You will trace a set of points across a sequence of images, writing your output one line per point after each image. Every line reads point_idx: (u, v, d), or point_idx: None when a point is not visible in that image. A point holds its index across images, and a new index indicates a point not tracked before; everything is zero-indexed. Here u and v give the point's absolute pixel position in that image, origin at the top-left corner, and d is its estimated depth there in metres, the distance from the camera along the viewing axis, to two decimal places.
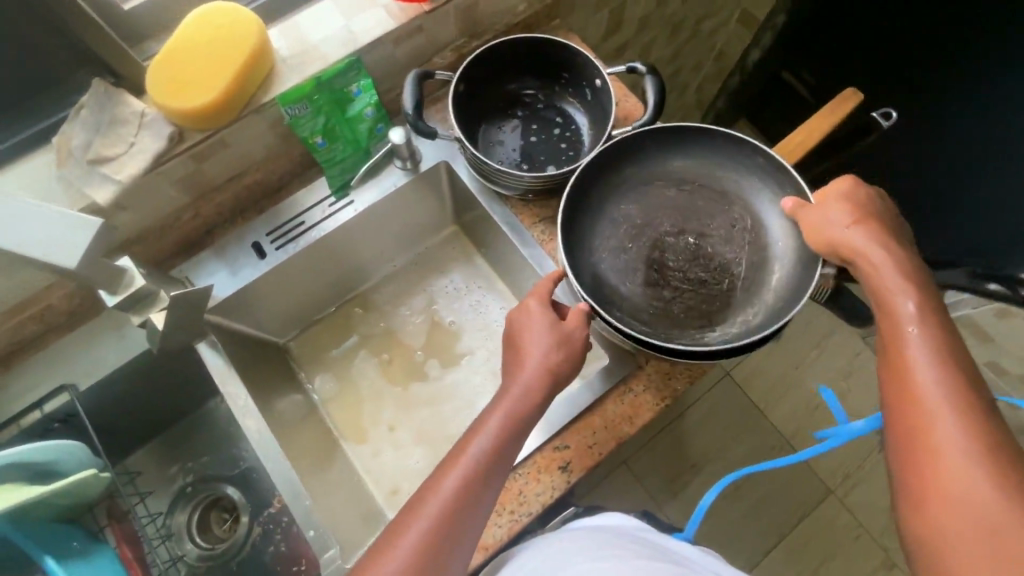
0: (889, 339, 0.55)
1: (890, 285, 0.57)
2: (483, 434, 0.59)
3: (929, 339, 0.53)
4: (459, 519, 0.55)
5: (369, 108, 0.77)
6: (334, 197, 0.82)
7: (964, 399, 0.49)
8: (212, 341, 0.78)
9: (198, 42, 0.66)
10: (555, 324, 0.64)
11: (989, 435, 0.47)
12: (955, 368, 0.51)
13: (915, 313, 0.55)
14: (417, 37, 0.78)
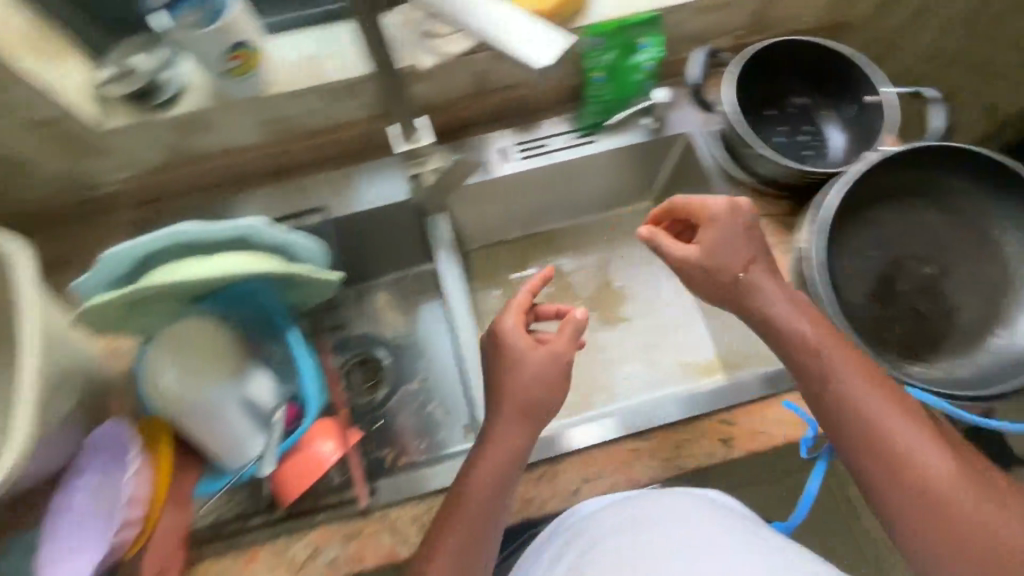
0: (846, 421, 0.59)
1: (821, 360, 0.60)
2: (482, 468, 0.63)
3: (883, 411, 0.58)
4: (480, 526, 0.62)
5: (650, 62, 0.81)
6: (579, 133, 0.89)
7: (932, 457, 0.56)
8: (441, 218, 0.86)
9: None
10: (533, 356, 0.65)
11: (960, 473, 0.55)
12: (919, 433, 0.57)
13: (865, 393, 0.58)
14: (716, 14, 0.82)
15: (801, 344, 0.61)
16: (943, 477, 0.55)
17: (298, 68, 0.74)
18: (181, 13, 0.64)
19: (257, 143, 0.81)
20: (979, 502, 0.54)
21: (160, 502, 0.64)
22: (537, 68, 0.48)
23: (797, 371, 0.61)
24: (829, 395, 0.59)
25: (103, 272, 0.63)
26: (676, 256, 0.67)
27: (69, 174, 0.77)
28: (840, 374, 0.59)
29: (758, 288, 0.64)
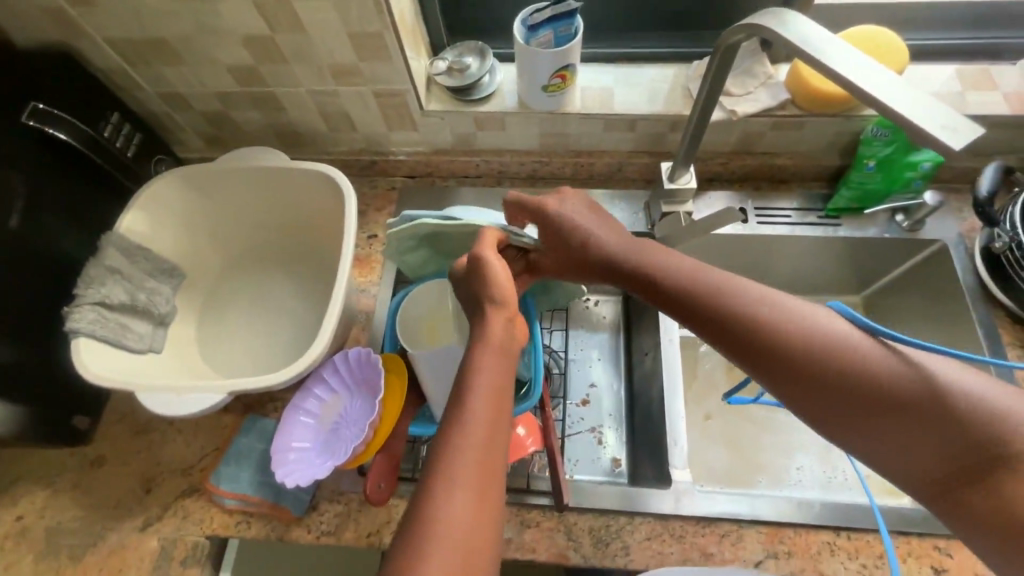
0: (782, 378, 0.52)
1: (686, 292, 0.58)
2: (478, 376, 0.52)
3: (805, 333, 0.52)
4: (493, 453, 0.48)
5: (928, 163, 0.80)
6: (823, 213, 0.89)
7: (859, 355, 0.50)
8: None
9: (863, 44, 0.76)
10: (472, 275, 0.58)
11: (859, 341, 0.51)
12: (824, 341, 0.52)
13: (804, 324, 0.53)
14: (1011, 133, 0.80)
15: (642, 269, 0.61)
16: (861, 359, 0.50)
17: (592, 94, 0.84)
18: (537, 34, 0.73)
19: (527, 149, 0.91)
20: (886, 368, 0.49)
21: (382, 435, 0.70)
22: (949, 150, 0.44)
23: (668, 301, 0.59)
24: (748, 356, 0.54)
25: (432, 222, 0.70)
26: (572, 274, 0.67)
27: (376, 137, 0.91)
28: (740, 310, 0.55)
29: (594, 241, 0.64)
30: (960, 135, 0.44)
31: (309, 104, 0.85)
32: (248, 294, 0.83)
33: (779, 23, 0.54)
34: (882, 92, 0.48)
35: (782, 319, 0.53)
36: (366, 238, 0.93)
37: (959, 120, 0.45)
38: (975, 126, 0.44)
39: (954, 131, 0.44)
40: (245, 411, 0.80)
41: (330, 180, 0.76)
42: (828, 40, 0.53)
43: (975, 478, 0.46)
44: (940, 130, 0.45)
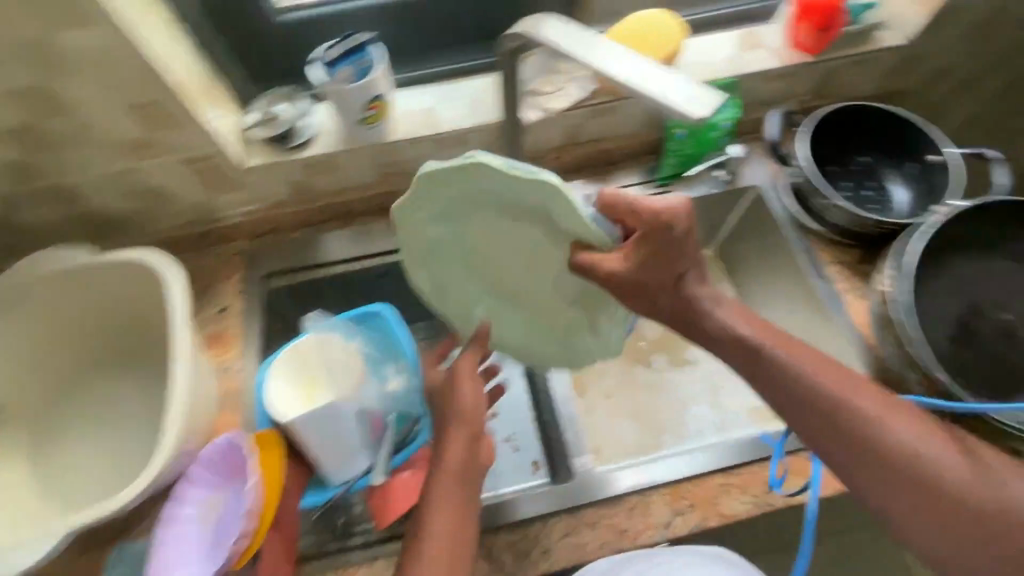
0: (863, 463, 0.55)
1: (779, 366, 0.58)
2: (435, 515, 0.58)
3: (867, 416, 0.56)
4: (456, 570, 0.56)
5: (727, 122, 0.89)
6: (656, 183, 0.96)
7: (915, 450, 0.55)
8: None
9: (641, 33, 0.86)
10: (460, 387, 0.64)
11: (915, 437, 0.55)
12: (898, 425, 0.56)
13: (869, 409, 0.56)
14: (783, 81, 0.91)
15: (735, 341, 0.60)
16: (914, 448, 0.55)
17: (415, 116, 0.84)
18: (336, 72, 0.73)
19: (367, 184, 0.89)
20: (941, 460, 0.54)
21: (268, 519, 0.65)
22: (694, 121, 0.46)
23: (772, 383, 0.58)
24: (826, 424, 0.56)
25: (500, 168, 0.55)
26: (642, 302, 0.60)
27: (202, 206, 0.85)
28: (816, 387, 0.57)
29: (702, 314, 0.62)
30: (701, 105, 0.46)
31: (109, 188, 0.77)
32: (89, 411, 0.74)
33: (540, 32, 0.54)
34: (639, 79, 0.49)
35: (851, 394, 0.57)
36: (217, 313, 0.86)
37: (699, 90, 0.47)
38: (714, 94, 0.47)
39: (701, 101, 0.47)
40: (111, 540, 0.71)
41: (146, 266, 0.69)
42: (579, 34, 0.54)
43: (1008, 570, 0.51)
44: (682, 105, 0.47)
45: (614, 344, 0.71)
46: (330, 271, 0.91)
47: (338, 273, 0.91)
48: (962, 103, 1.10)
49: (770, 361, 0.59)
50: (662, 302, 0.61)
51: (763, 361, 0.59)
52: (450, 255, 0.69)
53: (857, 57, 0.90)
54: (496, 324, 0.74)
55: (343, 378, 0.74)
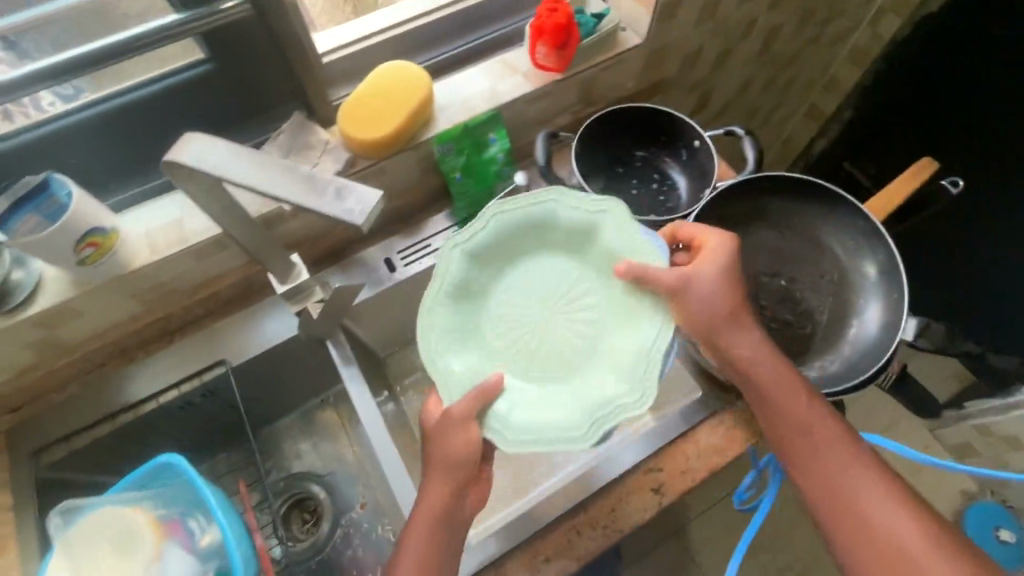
0: (838, 509, 0.63)
1: (796, 408, 0.66)
2: (411, 543, 0.63)
3: (848, 470, 0.64)
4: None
5: (501, 153, 0.89)
6: (456, 226, 0.94)
7: (888, 513, 0.62)
8: (338, 340, 0.86)
9: (389, 85, 0.81)
10: (447, 445, 0.61)
11: (887, 501, 0.63)
12: (890, 509, 0.62)
13: (852, 465, 0.64)
14: (546, 99, 0.92)
15: (770, 373, 0.67)
16: (888, 506, 0.62)
17: (160, 235, 0.74)
18: (17, 225, 0.64)
19: (132, 315, 0.79)
20: (917, 542, 0.61)
21: None
22: (362, 227, 0.44)
23: (788, 440, 0.66)
24: (830, 502, 0.64)
25: (572, 201, 0.66)
26: (695, 314, 0.64)
27: None
28: (820, 427, 0.66)
29: (741, 357, 0.67)
30: (364, 206, 0.44)
31: None
32: None
33: (191, 147, 0.46)
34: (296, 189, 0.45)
35: (845, 445, 0.65)
36: None
37: (359, 189, 0.45)
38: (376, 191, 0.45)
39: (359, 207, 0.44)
40: None
41: None
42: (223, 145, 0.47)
43: None
44: (346, 212, 0.44)
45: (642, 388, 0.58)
46: (117, 422, 0.79)
47: (124, 422, 0.79)
48: (724, 74, 1.18)
49: (788, 399, 0.66)
50: (717, 329, 0.66)
51: (778, 394, 0.67)
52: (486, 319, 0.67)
53: (606, 62, 0.92)
54: (512, 387, 0.62)
55: (134, 557, 0.65)
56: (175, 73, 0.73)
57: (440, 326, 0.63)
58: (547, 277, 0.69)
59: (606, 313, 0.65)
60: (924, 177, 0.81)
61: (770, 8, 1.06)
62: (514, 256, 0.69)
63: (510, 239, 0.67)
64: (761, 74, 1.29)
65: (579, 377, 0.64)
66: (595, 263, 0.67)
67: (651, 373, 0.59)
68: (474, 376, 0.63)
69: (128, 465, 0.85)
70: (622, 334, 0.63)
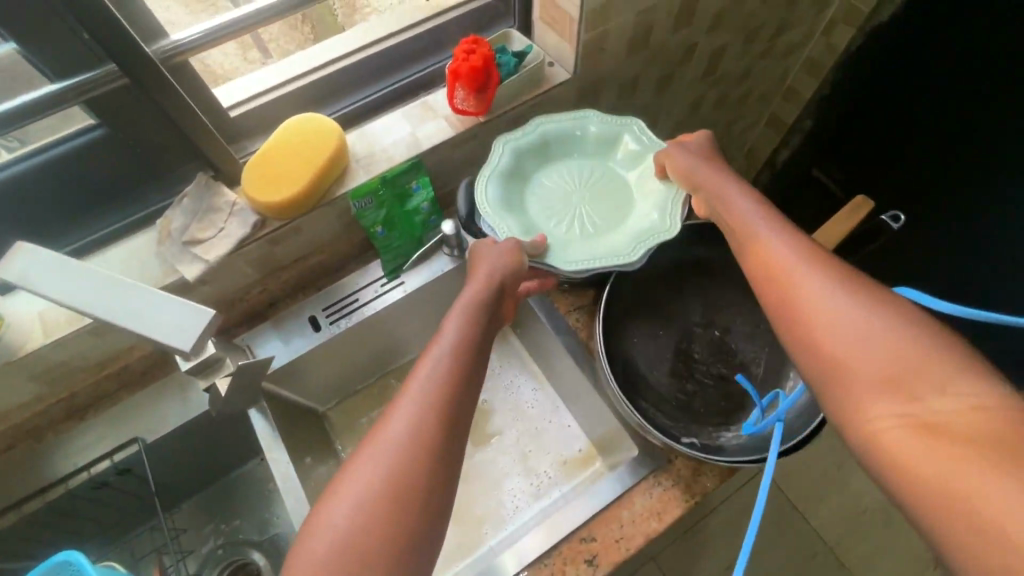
0: (787, 309, 0.53)
1: (747, 225, 0.61)
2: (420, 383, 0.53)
3: (800, 263, 0.54)
4: (432, 442, 0.49)
5: (426, 202, 0.86)
6: (386, 277, 0.90)
7: (842, 296, 0.50)
8: (262, 407, 0.82)
9: (296, 141, 0.76)
10: (490, 246, 0.70)
11: (844, 289, 0.51)
12: (853, 294, 0.50)
13: (801, 262, 0.54)
14: (473, 142, 0.88)
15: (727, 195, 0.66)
16: (839, 298, 0.50)
17: (55, 314, 0.70)
18: None
19: (35, 397, 0.75)
20: (885, 322, 0.47)
21: None
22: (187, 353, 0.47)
23: (750, 241, 0.60)
24: (786, 296, 0.53)
25: (600, 118, 0.84)
26: (681, 164, 0.72)
27: None
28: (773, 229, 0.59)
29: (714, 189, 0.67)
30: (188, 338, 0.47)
31: None
32: None
33: (16, 258, 0.47)
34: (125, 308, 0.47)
35: (802, 246, 0.56)
36: None
37: (189, 316, 0.48)
38: (207, 318, 0.48)
39: (187, 328, 0.47)
40: None
41: None
42: (63, 266, 0.47)
43: (924, 419, 0.42)
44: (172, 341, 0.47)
45: (671, 222, 0.73)
46: (23, 509, 0.74)
47: (31, 510, 0.75)
48: (670, 96, 1.15)
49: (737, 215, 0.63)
50: (699, 173, 0.70)
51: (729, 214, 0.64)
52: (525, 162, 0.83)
53: (535, 100, 0.89)
54: (561, 246, 0.75)
55: None
56: (64, 141, 0.68)
57: (494, 195, 0.77)
58: (578, 175, 0.83)
59: (628, 187, 0.81)
60: (858, 217, 0.83)
61: (709, 30, 1.02)
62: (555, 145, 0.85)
63: (552, 135, 0.83)
64: (713, 92, 1.25)
65: (613, 226, 0.77)
66: (619, 167, 0.83)
67: (674, 206, 0.75)
68: (523, 229, 0.76)
69: (45, 548, 0.82)
70: (647, 198, 0.79)
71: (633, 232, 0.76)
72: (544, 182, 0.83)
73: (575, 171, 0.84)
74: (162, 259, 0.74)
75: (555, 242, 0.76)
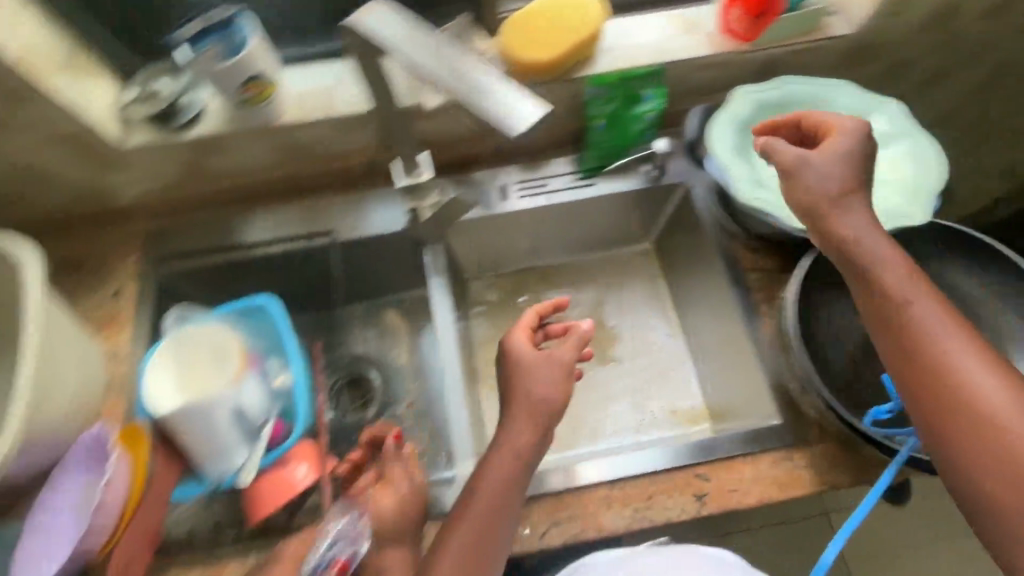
0: (941, 416, 0.52)
1: (903, 307, 0.55)
2: (481, 493, 0.63)
3: (963, 371, 0.52)
4: (494, 538, 0.62)
5: (651, 113, 0.83)
6: (580, 174, 0.91)
7: (1005, 421, 0.49)
8: (437, 250, 0.88)
9: (558, 10, 0.78)
10: (534, 362, 0.69)
11: (1012, 412, 0.50)
12: (1021, 417, 0.49)
13: (960, 370, 0.52)
14: (719, 70, 0.85)
15: (872, 254, 0.58)
16: (1009, 417, 0.49)
17: (311, 95, 0.79)
18: (200, 48, 0.68)
19: (269, 165, 0.85)
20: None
21: (127, 514, 0.64)
22: (514, 134, 0.55)
23: (901, 332, 0.55)
24: (939, 414, 0.52)
25: (854, 90, 0.79)
26: (809, 186, 0.61)
27: (85, 187, 0.82)
28: (933, 323, 0.54)
29: (853, 243, 0.59)
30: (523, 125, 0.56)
31: None
32: None
33: (374, 14, 0.58)
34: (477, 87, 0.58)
35: (960, 351, 0.53)
36: (111, 296, 0.83)
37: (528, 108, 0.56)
38: (540, 112, 0.55)
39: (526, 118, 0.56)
40: None
41: (9, 254, 0.67)
42: (406, 38, 0.59)
43: None
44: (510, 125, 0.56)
45: (918, 211, 0.70)
46: (233, 255, 0.87)
47: (237, 258, 0.87)
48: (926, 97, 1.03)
49: (886, 289, 0.56)
50: (821, 215, 0.60)
51: (867, 280, 0.58)
52: (762, 117, 0.80)
53: (801, 47, 0.83)
54: (792, 207, 0.72)
55: (220, 369, 0.70)
56: None
57: (732, 140, 0.76)
58: None
59: None
60: None
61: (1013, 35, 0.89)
62: (796, 108, 0.81)
63: (797, 98, 0.80)
64: None
65: None
66: None
67: (921, 195, 0.71)
68: (756, 181, 0.74)
69: None
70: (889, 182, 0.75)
71: (873, 210, 0.72)
72: None
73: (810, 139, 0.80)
74: (409, 88, 0.79)
75: (784, 200, 0.73)
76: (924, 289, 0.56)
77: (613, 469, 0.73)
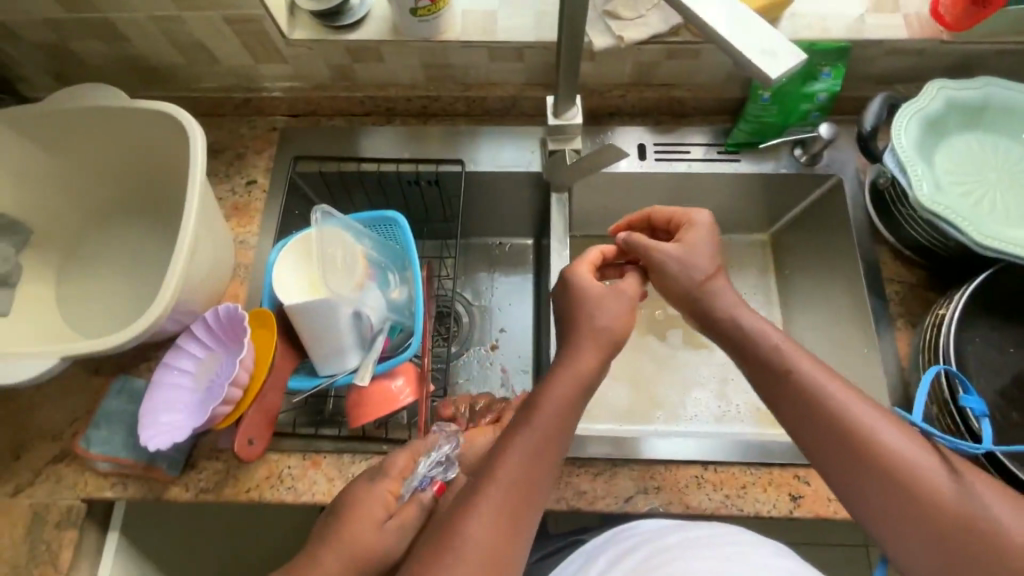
0: (869, 493, 0.55)
1: (804, 398, 0.58)
2: (510, 458, 0.56)
3: (878, 442, 0.55)
4: (525, 503, 0.55)
5: (824, 93, 0.78)
6: (723, 148, 0.85)
7: (918, 473, 0.54)
8: (563, 198, 0.84)
9: None
10: (604, 293, 0.66)
11: (923, 467, 0.54)
12: (928, 464, 0.54)
13: (876, 442, 0.55)
14: (910, 59, 0.77)
15: (759, 336, 0.62)
16: (920, 469, 0.54)
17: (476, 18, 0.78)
18: None
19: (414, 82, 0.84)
20: (942, 478, 0.53)
21: (253, 392, 0.68)
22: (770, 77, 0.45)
23: (813, 426, 0.58)
24: (865, 486, 0.55)
25: None
26: (674, 280, 0.67)
27: (243, 70, 0.84)
28: (842, 407, 0.57)
29: (730, 322, 0.64)
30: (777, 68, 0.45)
31: (155, 31, 0.77)
32: (111, 251, 0.79)
33: None
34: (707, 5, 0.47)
35: (872, 424, 0.56)
36: (245, 184, 0.85)
37: (783, 48, 0.45)
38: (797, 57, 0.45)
39: (780, 60, 0.45)
40: (118, 372, 0.77)
41: (176, 122, 0.69)
42: None
43: None
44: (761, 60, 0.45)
45: None
46: (361, 167, 0.85)
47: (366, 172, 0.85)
48: None
49: (789, 380, 0.59)
50: (695, 300, 0.66)
51: (769, 379, 0.61)
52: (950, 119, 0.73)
53: (1014, 47, 0.74)
54: (975, 219, 0.66)
55: (348, 275, 0.73)
56: None
57: (916, 137, 0.69)
58: (1002, 158, 0.72)
59: None
60: None
61: None
62: (990, 115, 0.73)
63: (995, 103, 0.72)
64: None
65: None
66: None
67: None
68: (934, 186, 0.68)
69: None
70: None
71: None
72: (961, 150, 0.72)
73: (1001, 151, 0.72)
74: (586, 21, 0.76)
75: (965, 210, 0.67)
76: (820, 371, 0.59)
77: (709, 451, 0.71)
